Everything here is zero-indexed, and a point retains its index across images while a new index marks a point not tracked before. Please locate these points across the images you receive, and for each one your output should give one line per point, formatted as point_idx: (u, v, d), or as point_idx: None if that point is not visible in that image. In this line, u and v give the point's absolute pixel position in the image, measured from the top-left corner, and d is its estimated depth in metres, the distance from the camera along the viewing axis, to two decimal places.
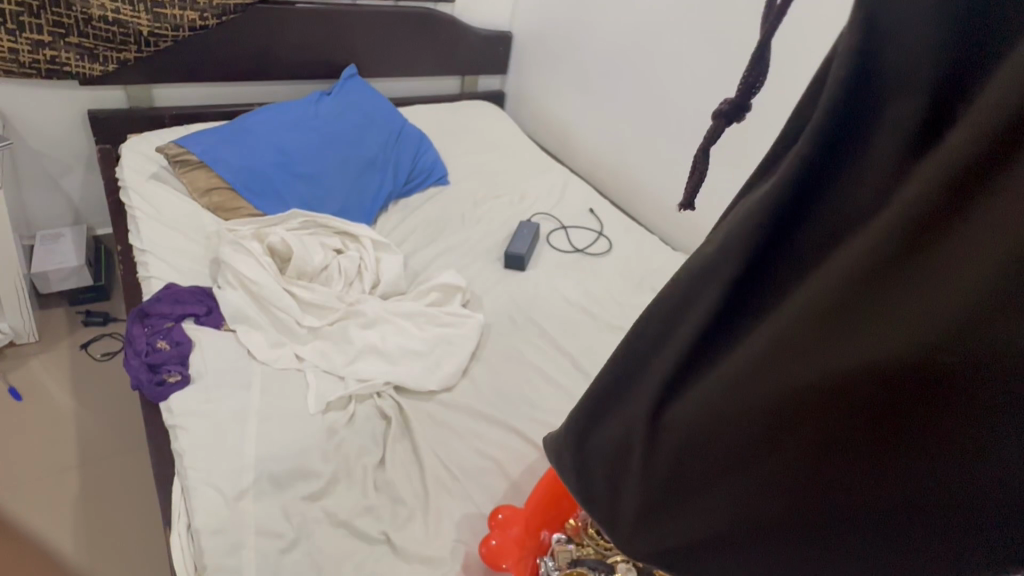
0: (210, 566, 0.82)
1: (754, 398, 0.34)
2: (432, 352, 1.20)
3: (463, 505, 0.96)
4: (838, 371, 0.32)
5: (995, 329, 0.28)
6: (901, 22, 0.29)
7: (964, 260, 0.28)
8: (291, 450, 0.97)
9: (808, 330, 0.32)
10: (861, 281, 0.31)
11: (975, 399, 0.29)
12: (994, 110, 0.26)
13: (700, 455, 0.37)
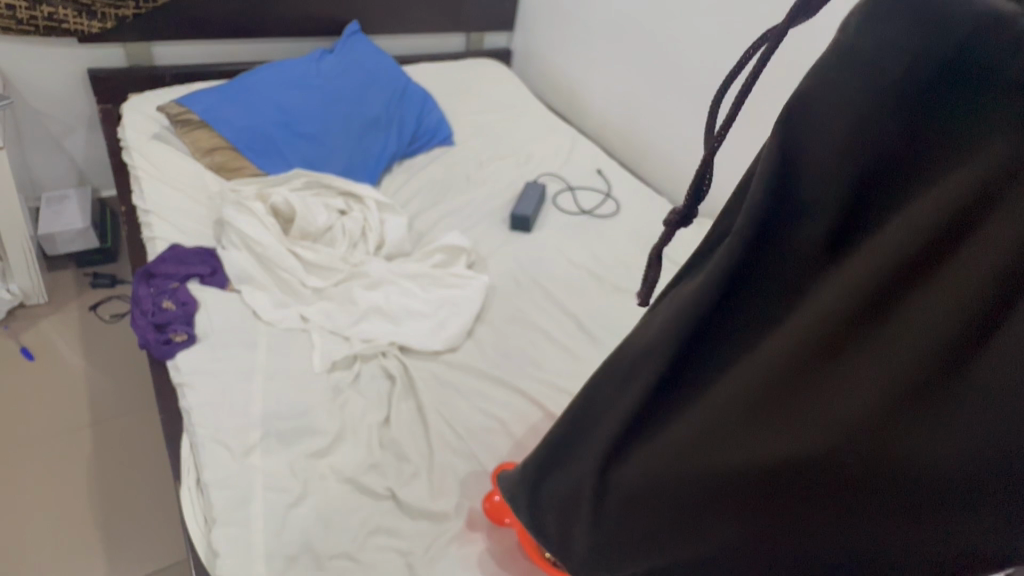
0: (219, 519, 0.84)
1: (699, 463, 0.35)
2: (436, 313, 1.20)
3: (467, 462, 0.97)
4: (775, 458, 0.34)
5: (935, 405, 0.31)
6: (838, 99, 0.30)
7: (905, 339, 0.31)
8: (297, 408, 0.99)
9: (750, 403, 0.34)
10: (816, 345, 0.32)
11: (928, 480, 0.31)
12: (939, 200, 0.29)
13: (645, 514, 0.38)
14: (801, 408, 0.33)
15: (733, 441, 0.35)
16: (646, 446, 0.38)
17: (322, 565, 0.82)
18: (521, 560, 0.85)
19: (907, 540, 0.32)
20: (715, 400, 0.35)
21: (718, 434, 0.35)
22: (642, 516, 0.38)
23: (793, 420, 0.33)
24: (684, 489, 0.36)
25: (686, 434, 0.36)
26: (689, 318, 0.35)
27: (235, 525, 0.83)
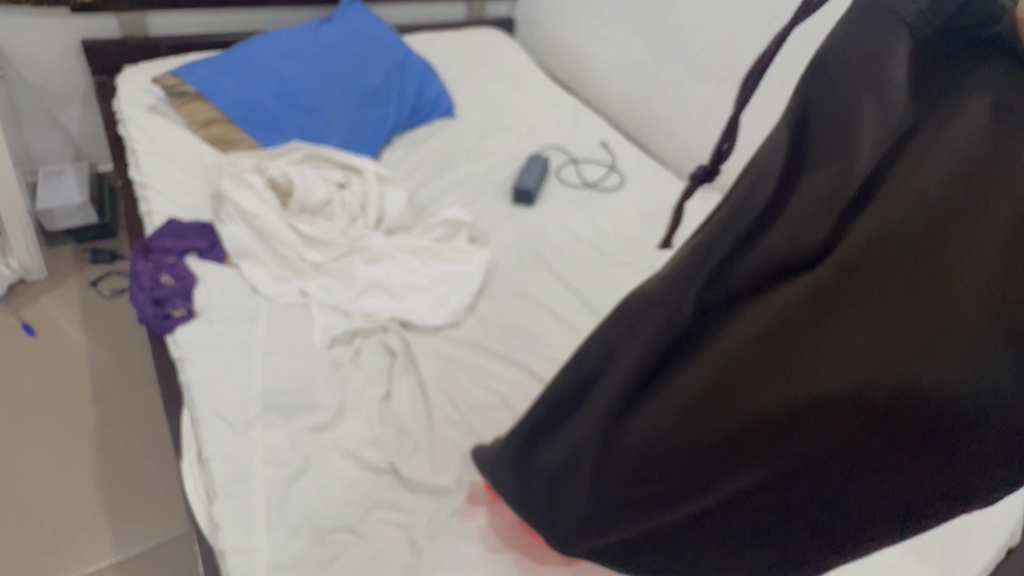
0: (219, 493, 0.83)
1: (713, 385, 0.48)
2: (437, 288, 1.19)
3: (469, 438, 0.96)
4: (772, 383, 0.46)
5: (903, 349, 0.42)
6: (832, 103, 0.46)
7: (881, 290, 0.43)
8: (297, 383, 0.98)
9: (758, 341, 0.46)
10: (828, 286, 0.44)
11: (884, 404, 0.42)
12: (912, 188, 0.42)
13: (669, 423, 0.51)
14: (809, 337, 0.44)
15: (757, 367, 0.46)
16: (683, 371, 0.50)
17: (323, 539, 0.81)
18: (523, 536, 0.84)
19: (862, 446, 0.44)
20: (742, 332, 0.47)
21: (748, 359, 0.46)
22: (666, 424, 0.51)
23: (803, 344, 0.45)
24: (714, 403, 0.48)
25: (707, 366, 0.49)
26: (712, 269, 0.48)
27: (236, 499, 0.83)
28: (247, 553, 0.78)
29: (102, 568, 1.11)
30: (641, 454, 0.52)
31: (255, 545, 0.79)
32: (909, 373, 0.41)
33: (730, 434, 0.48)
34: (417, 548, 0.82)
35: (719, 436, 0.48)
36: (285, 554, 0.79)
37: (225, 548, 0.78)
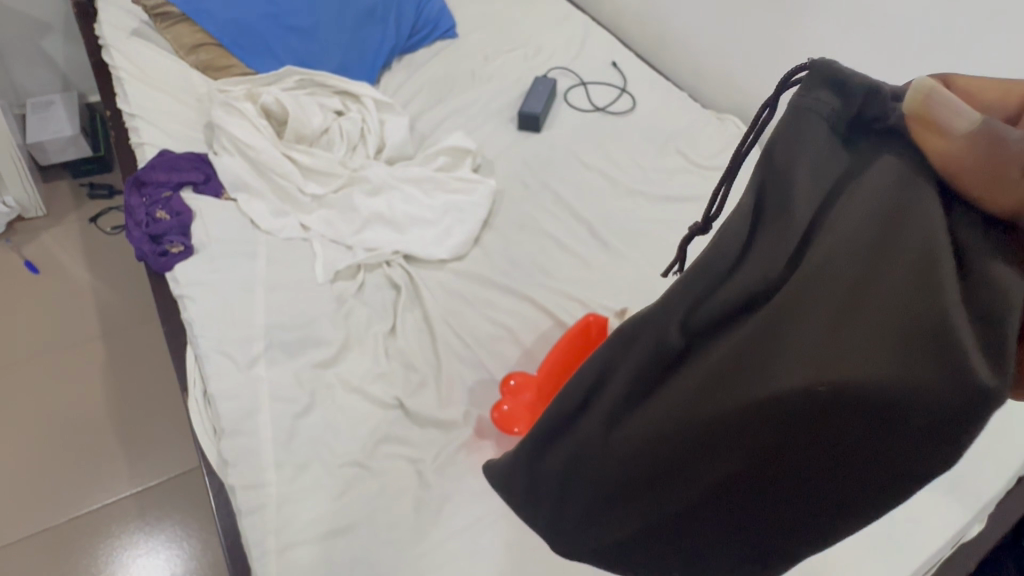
0: (226, 430, 0.83)
1: (681, 420, 0.40)
2: (441, 220, 1.15)
3: (475, 372, 0.96)
4: (740, 408, 0.38)
5: (868, 363, 0.35)
6: (801, 133, 0.39)
7: (847, 307, 0.37)
8: (300, 319, 0.97)
9: (725, 369, 0.39)
10: (822, 279, 0.37)
11: (859, 420, 0.36)
12: (871, 209, 0.38)
13: (637, 466, 0.43)
14: (810, 336, 0.36)
15: (753, 368, 0.38)
16: (680, 375, 0.41)
17: (331, 472, 0.82)
18: None
19: (843, 468, 0.38)
20: (735, 339, 0.39)
21: (744, 361, 0.38)
22: (635, 467, 0.43)
23: (803, 342, 0.37)
24: (707, 415, 0.39)
25: (670, 402, 0.41)
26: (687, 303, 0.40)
27: (243, 436, 0.83)
28: (256, 485, 0.79)
29: (123, 496, 1.16)
30: (630, 475, 0.43)
31: (263, 478, 0.80)
32: (875, 388, 0.35)
33: (721, 449, 0.40)
34: (425, 480, 0.83)
35: (716, 445, 0.40)
36: (294, 487, 0.80)
37: (234, 482, 0.79)
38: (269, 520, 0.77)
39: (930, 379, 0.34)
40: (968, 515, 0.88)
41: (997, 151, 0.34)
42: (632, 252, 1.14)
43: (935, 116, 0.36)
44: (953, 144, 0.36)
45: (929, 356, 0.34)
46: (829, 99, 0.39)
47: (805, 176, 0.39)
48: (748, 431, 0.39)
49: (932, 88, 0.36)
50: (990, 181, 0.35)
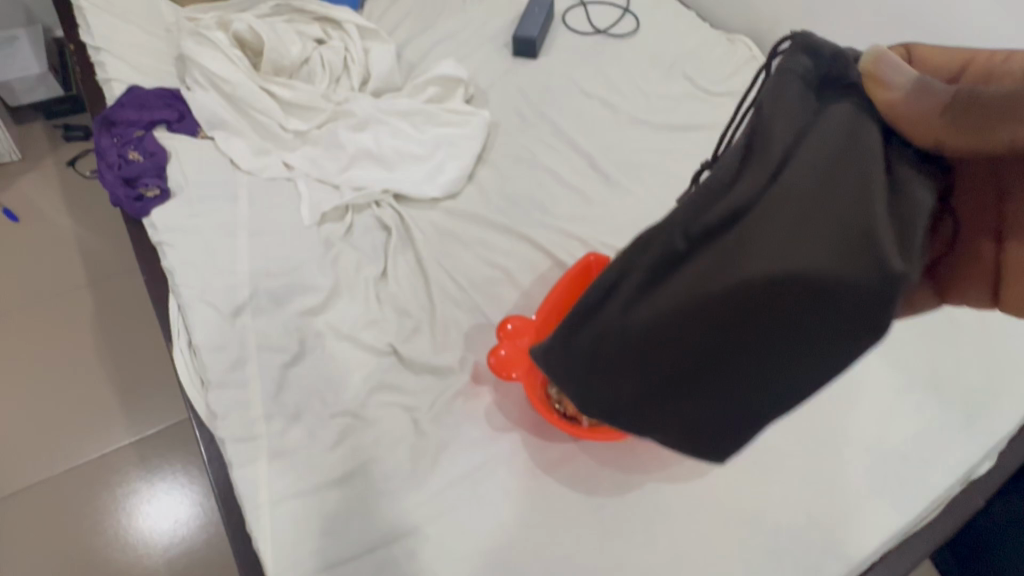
0: (213, 381, 0.80)
1: (670, 320, 0.39)
2: (432, 156, 1.09)
3: (471, 315, 0.92)
4: (724, 306, 0.38)
5: (837, 261, 0.36)
6: (786, 83, 0.44)
7: (825, 210, 0.38)
8: (287, 265, 0.92)
9: (715, 268, 0.38)
10: (801, 188, 0.39)
11: (822, 316, 0.37)
12: (842, 136, 0.41)
13: (623, 367, 0.41)
14: (782, 231, 0.37)
15: (739, 267, 0.37)
16: (674, 277, 0.40)
17: (324, 422, 0.79)
18: (528, 409, 0.84)
19: (802, 363, 0.39)
20: (726, 241, 0.38)
21: (732, 260, 0.38)
22: (621, 368, 0.41)
23: (776, 236, 0.37)
24: (696, 313, 0.38)
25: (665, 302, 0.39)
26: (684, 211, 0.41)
27: (231, 388, 0.80)
28: (246, 438, 0.76)
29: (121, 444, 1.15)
30: (613, 376, 0.42)
31: (254, 430, 0.77)
32: (837, 286, 0.36)
33: (700, 348, 0.39)
34: (422, 428, 0.80)
35: (698, 344, 0.39)
36: (286, 439, 0.77)
37: (223, 435, 0.77)
38: (262, 474, 0.74)
39: (879, 272, 0.36)
40: (981, 452, 0.86)
41: (926, 103, 0.42)
42: (636, 186, 1.08)
43: (880, 79, 0.44)
44: (896, 100, 0.43)
45: (880, 252, 0.37)
46: (805, 61, 0.45)
47: (781, 112, 0.43)
48: (728, 330, 0.38)
49: (877, 56, 0.45)
50: (920, 125, 0.43)
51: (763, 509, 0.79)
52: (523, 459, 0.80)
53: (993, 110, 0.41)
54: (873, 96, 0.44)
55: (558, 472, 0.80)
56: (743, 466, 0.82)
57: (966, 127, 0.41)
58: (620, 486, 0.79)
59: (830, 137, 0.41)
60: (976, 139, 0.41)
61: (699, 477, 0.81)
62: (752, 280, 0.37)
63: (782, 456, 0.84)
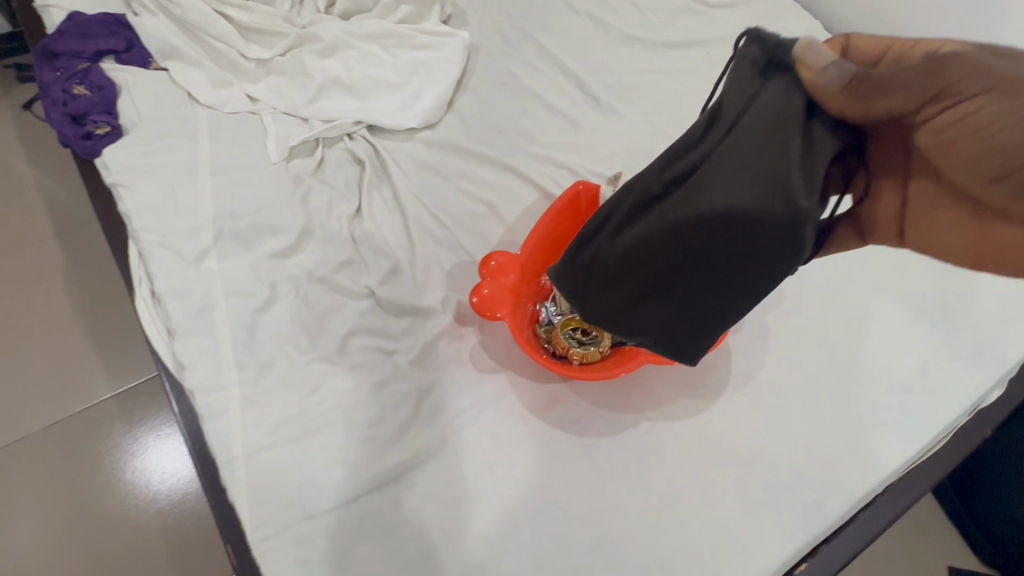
0: (179, 330, 0.75)
1: (644, 246, 0.51)
2: (407, 83, 1.00)
3: (453, 254, 0.86)
4: (679, 234, 0.49)
5: (760, 200, 0.45)
6: (749, 57, 0.47)
7: (757, 162, 0.44)
8: (254, 205, 0.85)
9: (674, 210, 0.48)
10: (742, 144, 0.45)
11: (757, 240, 0.47)
12: (784, 100, 0.44)
13: (619, 277, 0.54)
14: (717, 181, 0.46)
15: (688, 208, 0.47)
16: (648, 216, 0.50)
17: (300, 370, 0.75)
18: (515, 351, 0.80)
19: (748, 272, 0.50)
20: (683, 190, 0.48)
21: (684, 204, 0.48)
22: (616, 275, 0.54)
23: (713, 185, 0.46)
24: (661, 239, 0.50)
25: (642, 233, 0.50)
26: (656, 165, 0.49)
27: (198, 337, 0.75)
28: (217, 389, 0.72)
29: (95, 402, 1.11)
30: (612, 284, 0.55)
31: (224, 381, 0.72)
32: (763, 219, 0.45)
33: (668, 263, 0.51)
34: (404, 373, 0.76)
35: (667, 259, 0.51)
36: (259, 388, 0.73)
37: (192, 387, 0.72)
38: (234, 426, 0.70)
39: (786, 208, 0.44)
40: (992, 380, 0.82)
41: (833, 81, 0.42)
42: (628, 110, 1.00)
43: (804, 56, 0.44)
44: (815, 78, 0.43)
45: (791, 193, 0.44)
46: (755, 49, 0.47)
47: (732, 94, 0.47)
48: (686, 249, 0.49)
49: (807, 40, 0.44)
50: (828, 99, 0.43)
51: (763, 446, 0.76)
52: (511, 401, 0.76)
53: (881, 82, 0.41)
54: (798, 73, 0.44)
55: (548, 414, 0.76)
56: (741, 402, 0.78)
57: (857, 102, 0.42)
58: (613, 427, 0.76)
59: (771, 102, 0.45)
60: (868, 111, 0.42)
61: (694, 415, 0.77)
62: (696, 219, 0.47)
63: (782, 391, 0.80)
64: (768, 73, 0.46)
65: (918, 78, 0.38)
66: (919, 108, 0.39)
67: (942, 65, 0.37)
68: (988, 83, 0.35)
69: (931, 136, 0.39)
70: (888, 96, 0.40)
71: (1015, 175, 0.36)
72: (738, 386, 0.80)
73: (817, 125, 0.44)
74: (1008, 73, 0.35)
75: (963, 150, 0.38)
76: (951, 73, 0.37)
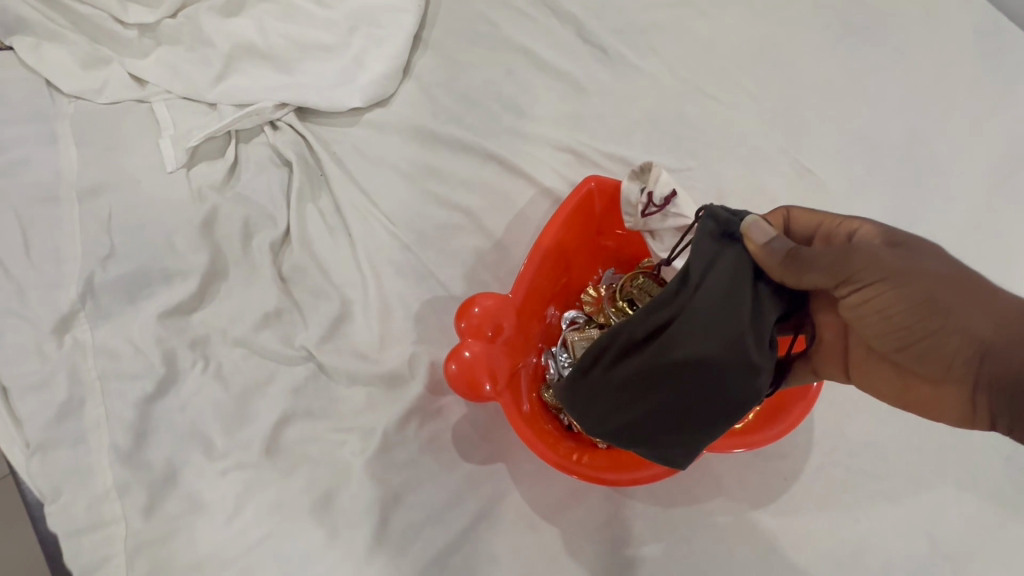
0: (33, 442, 0.52)
1: (620, 401, 0.46)
2: (346, 45, 0.73)
3: (421, 288, 0.63)
4: (655, 392, 0.44)
5: (725, 358, 0.41)
6: (708, 226, 0.46)
7: (724, 322, 0.41)
8: (139, 240, 0.61)
9: (652, 367, 0.43)
10: (711, 304, 0.42)
11: (721, 399, 0.42)
12: (739, 266, 0.44)
13: (587, 425, 0.49)
14: (688, 337, 0.42)
15: (666, 365, 0.42)
16: (621, 373, 0.45)
17: (213, 485, 0.53)
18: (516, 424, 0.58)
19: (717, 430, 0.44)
20: (658, 348, 0.43)
21: (662, 359, 0.43)
22: (588, 424, 0.48)
23: (682, 338, 0.42)
24: (638, 395, 0.45)
25: (618, 386, 0.45)
26: (635, 323, 0.45)
27: (65, 449, 0.52)
28: (91, 530, 0.50)
29: None
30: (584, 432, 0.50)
31: (103, 516, 0.51)
32: (728, 377, 0.41)
33: (640, 419, 0.46)
34: (362, 476, 0.54)
35: (640, 415, 0.45)
36: (154, 521, 0.51)
37: (57, 529, 0.50)
38: None
39: (743, 363, 0.41)
40: None
41: (776, 251, 0.43)
42: (647, 63, 0.74)
43: (750, 230, 0.44)
44: (760, 250, 0.44)
45: (747, 347, 0.41)
46: (711, 223, 0.46)
47: (693, 259, 0.45)
48: (660, 407, 0.44)
49: (754, 216, 0.45)
50: (769, 269, 0.43)
51: (868, 538, 0.54)
52: (513, 500, 0.55)
53: (810, 258, 0.42)
54: (745, 245, 0.45)
55: (565, 519, 0.55)
56: (834, 476, 0.57)
57: (792, 273, 0.42)
58: (659, 531, 0.54)
59: (734, 267, 0.44)
60: (796, 283, 0.43)
61: (770, 500, 0.56)
62: (669, 377, 0.43)
63: (889, 456, 0.57)
64: (725, 242, 0.45)
65: (835, 260, 0.41)
66: (834, 288, 0.42)
67: (851, 252, 0.40)
68: (881, 273, 0.39)
69: (848, 310, 0.42)
70: (814, 273, 0.41)
71: (919, 344, 0.39)
72: (825, 452, 0.58)
73: (761, 288, 0.44)
74: (897, 266, 0.39)
75: (868, 321, 0.41)
76: (859, 261, 0.40)
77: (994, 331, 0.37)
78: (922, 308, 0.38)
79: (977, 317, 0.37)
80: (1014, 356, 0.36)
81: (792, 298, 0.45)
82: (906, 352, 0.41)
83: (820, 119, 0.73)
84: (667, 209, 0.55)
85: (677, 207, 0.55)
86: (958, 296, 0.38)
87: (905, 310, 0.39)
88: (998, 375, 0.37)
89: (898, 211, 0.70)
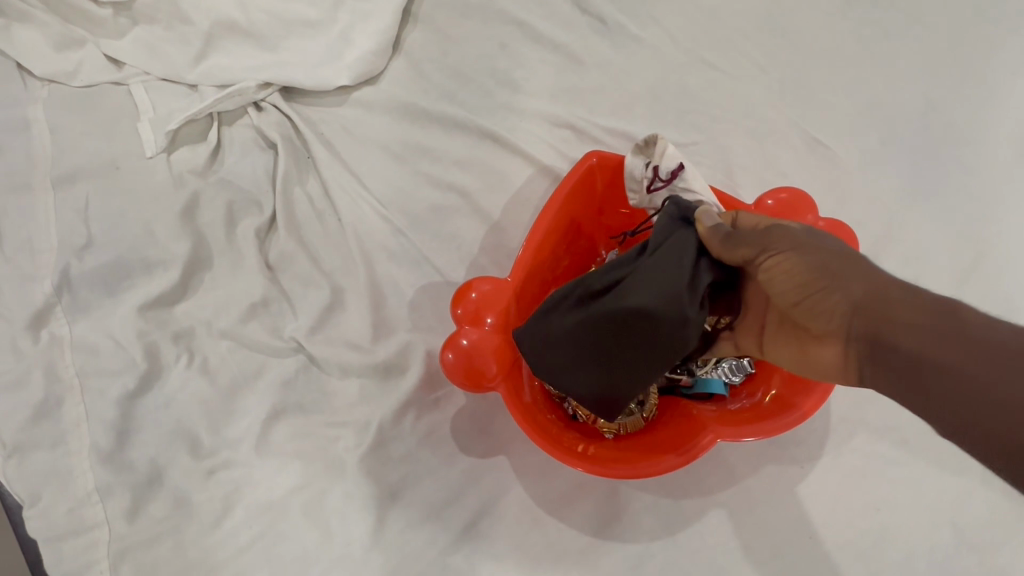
0: (9, 444, 0.49)
1: (564, 351, 0.47)
2: (332, 19, 0.68)
3: (416, 274, 0.60)
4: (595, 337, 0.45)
5: (660, 305, 0.42)
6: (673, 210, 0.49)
7: (666, 276, 0.43)
8: (117, 229, 0.57)
9: (596, 315, 0.45)
10: (659, 264, 0.44)
11: (650, 344, 0.43)
12: (694, 241, 0.45)
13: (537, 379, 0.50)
14: (632, 289, 0.44)
15: (609, 313, 0.44)
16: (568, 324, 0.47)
17: (201, 485, 0.50)
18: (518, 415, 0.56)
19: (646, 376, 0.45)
20: (605, 301, 0.45)
21: (606, 308, 0.45)
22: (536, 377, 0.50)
23: (633, 290, 0.44)
24: (581, 344, 0.46)
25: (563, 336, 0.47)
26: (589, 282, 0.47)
27: (43, 452, 0.49)
28: (72, 535, 0.48)
29: None
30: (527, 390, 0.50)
31: (85, 520, 0.48)
32: (658, 323, 0.42)
33: (581, 367, 0.47)
34: (357, 473, 0.52)
35: (580, 364, 0.47)
36: (140, 524, 0.49)
37: (37, 534, 0.48)
38: None
39: (677, 313, 0.42)
40: None
41: (718, 229, 0.45)
42: (650, 33, 0.70)
43: (702, 217, 0.46)
44: (706, 230, 0.46)
45: (684, 302, 0.42)
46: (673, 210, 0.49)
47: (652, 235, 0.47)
48: (599, 355, 0.46)
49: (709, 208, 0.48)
50: (711, 248, 0.45)
51: (887, 529, 0.52)
52: (515, 495, 0.53)
53: (744, 235, 0.43)
54: (697, 229, 0.46)
55: (570, 513, 0.52)
56: (852, 463, 0.54)
57: (723, 244, 0.44)
58: (670, 525, 0.52)
59: (687, 240, 0.45)
60: (731, 259, 0.44)
61: (785, 490, 0.53)
62: (609, 322, 0.44)
63: (911, 441, 0.55)
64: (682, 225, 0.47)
65: (761, 235, 0.42)
66: (753, 258, 0.42)
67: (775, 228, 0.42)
68: (791, 242, 0.40)
69: (763, 282, 0.42)
70: (743, 246, 0.43)
71: (808, 301, 0.38)
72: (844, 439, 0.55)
73: (703, 262, 0.44)
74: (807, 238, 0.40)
75: (776, 289, 0.40)
76: (776, 234, 0.41)
77: (865, 291, 0.35)
78: (814, 268, 0.38)
79: (858, 279, 0.36)
80: (883, 310, 0.34)
81: (729, 282, 0.47)
82: (804, 316, 0.39)
83: (832, 89, 0.70)
84: (674, 184, 0.52)
85: (684, 181, 0.52)
86: (847, 263, 0.37)
87: (801, 271, 0.39)
88: (866, 329, 0.34)
89: (913, 185, 0.67)
